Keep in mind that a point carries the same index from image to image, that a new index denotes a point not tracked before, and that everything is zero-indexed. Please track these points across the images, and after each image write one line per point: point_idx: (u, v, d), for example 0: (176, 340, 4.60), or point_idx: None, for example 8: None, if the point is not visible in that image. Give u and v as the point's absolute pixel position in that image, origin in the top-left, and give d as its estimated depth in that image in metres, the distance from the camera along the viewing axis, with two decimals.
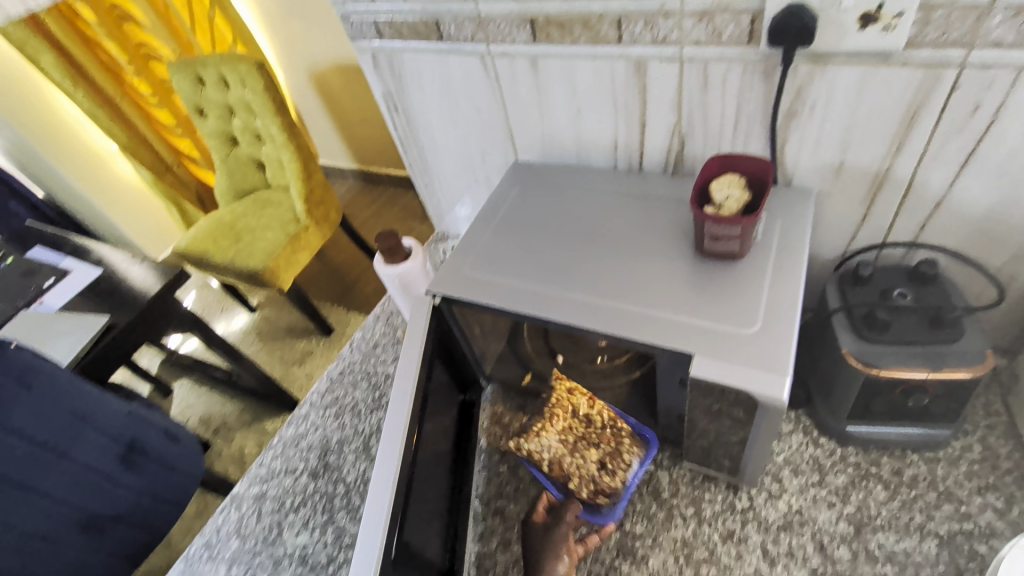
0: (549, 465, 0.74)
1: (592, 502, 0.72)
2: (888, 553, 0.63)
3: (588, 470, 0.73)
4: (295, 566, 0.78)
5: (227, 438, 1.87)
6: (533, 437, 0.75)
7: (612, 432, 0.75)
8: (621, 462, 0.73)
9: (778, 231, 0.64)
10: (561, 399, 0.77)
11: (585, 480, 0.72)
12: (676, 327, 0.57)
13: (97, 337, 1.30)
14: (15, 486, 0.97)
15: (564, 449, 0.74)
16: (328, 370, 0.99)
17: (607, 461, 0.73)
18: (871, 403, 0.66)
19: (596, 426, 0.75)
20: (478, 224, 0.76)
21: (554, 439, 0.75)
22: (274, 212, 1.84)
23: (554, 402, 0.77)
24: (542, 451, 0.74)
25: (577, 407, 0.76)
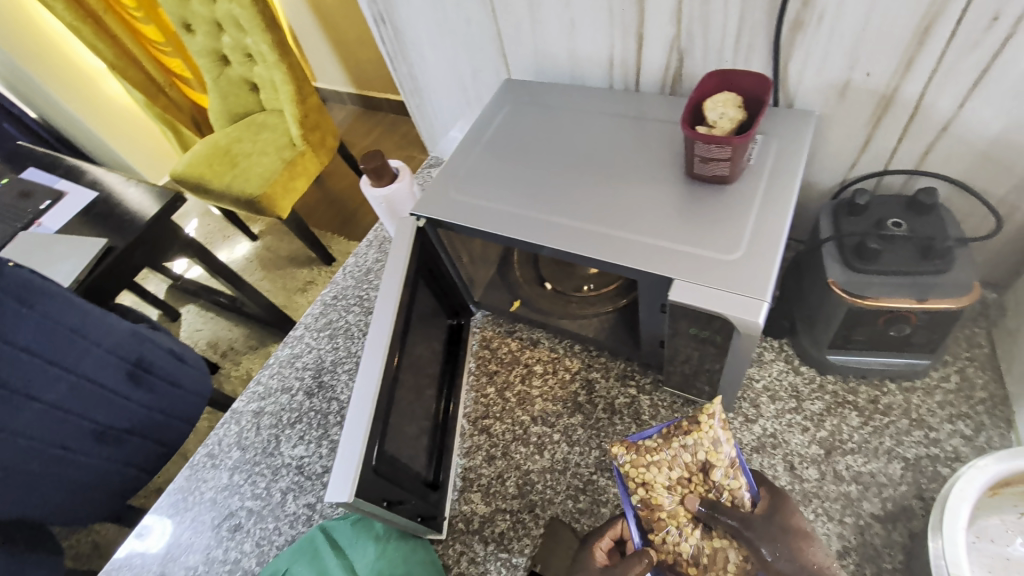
0: (643, 509, 0.57)
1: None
2: (854, 474, 0.66)
3: (681, 546, 0.56)
4: (293, 475, 0.82)
5: (234, 361, 1.93)
6: (648, 470, 0.56)
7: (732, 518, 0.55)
8: (725, 555, 0.55)
9: (773, 155, 0.62)
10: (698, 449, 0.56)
11: (672, 553, 0.56)
12: (658, 252, 0.57)
13: (97, 258, 1.31)
14: (28, 397, 1.02)
15: (673, 505, 0.56)
16: (322, 294, 1.00)
17: (708, 544, 0.55)
18: (853, 333, 0.66)
19: (718, 501, 0.56)
20: (465, 145, 0.74)
21: (668, 488, 0.56)
22: (270, 136, 1.80)
23: (689, 447, 0.56)
24: (648, 492, 0.56)
25: (711, 473, 0.56)
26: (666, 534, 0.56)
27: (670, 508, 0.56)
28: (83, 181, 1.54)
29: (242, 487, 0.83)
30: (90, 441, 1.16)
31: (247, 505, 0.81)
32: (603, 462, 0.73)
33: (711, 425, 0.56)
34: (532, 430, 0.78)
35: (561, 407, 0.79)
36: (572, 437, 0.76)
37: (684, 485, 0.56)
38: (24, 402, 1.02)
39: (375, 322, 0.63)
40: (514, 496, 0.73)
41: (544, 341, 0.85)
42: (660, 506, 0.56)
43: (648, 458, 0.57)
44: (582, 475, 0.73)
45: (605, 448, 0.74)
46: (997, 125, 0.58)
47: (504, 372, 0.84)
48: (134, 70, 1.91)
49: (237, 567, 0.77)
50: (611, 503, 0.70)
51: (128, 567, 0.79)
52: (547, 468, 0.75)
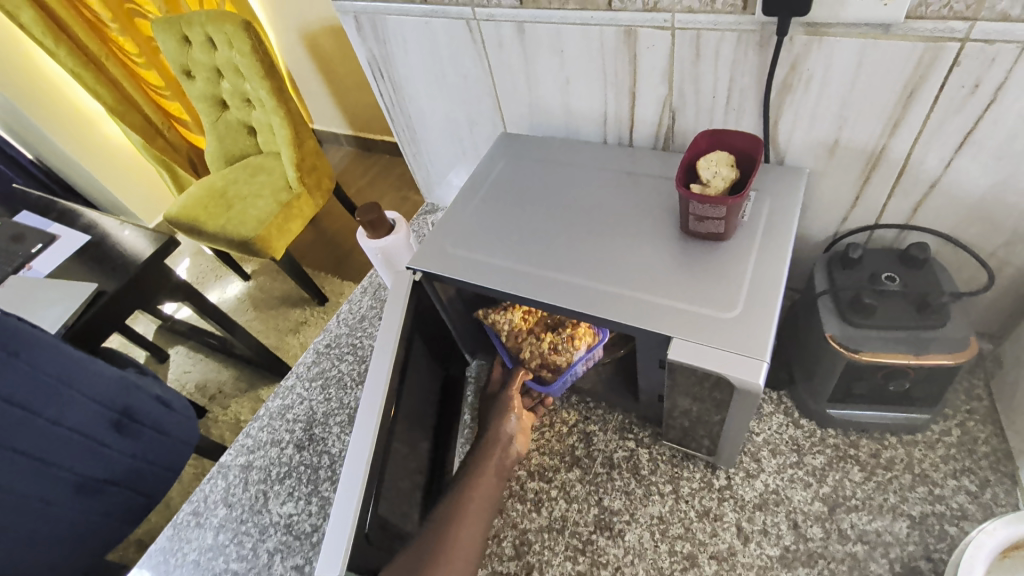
0: (507, 336, 0.76)
1: (539, 374, 0.78)
2: (859, 533, 0.64)
3: (539, 347, 0.75)
4: (281, 534, 0.79)
5: (223, 404, 1.89)
6: (497, 308, 0.75)
7: (570, 321, 0.71)
8: (570, 345, 0.72)
9: (766, 211, 0.62)
10: None
11: (536, 354, 0.75)
12: (657, 310, 0.57)
13: (87, 302, 1.30)
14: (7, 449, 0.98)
15: (524, 324, 0.74)
16: (315, 342, 0.99)
17: (557, 343, 0.73)
18: (852, 387, 0.66)
19: (557, 310, 0.72)
20: (462, 198, 0.75)
21: (515, 313, 0.74)
22: (266, 179, 1.82)
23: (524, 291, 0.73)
24: (503, 321, 0.75)
25: None
26: (525, 347, 0.76)
27: (523, 329, 0.75)
28: (77, 224, 1.53)
29: (228, 547, 0.79)
30: (70, 493, 1.12)
31: (232, 567, 0.78)
32: (602, 520, 0.71)
33: None
34: (528, 486, 0.76)
35: (558, 462, 0.77)
36: (570, 493, 0.74)
37: (530, 315, 0.73)
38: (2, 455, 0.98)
39: (369, 378, 0.62)
40: (511, 557, 0.71)
41: None
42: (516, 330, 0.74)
43: (499, 304, 0.75)
44: (580, 534, 0.71)
45: (603, 505, 0.72)
46: (983, 183, 0.60)
47: None
48: (133, 113, 1.93)
49: None
50: (611, 564, 0.68)
51: None
52: (545, 526, 0.72)
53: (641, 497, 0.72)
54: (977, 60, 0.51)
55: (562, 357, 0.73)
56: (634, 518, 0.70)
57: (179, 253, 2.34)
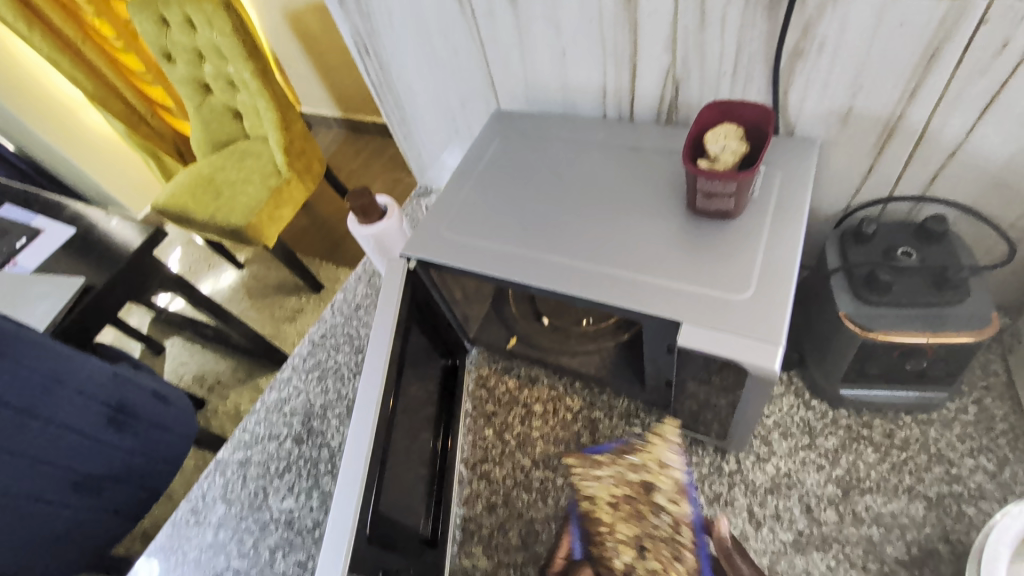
0: (591, 505, 0.62)
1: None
2: (875, 516, 0.63)
3: (622, 553, 0.59)
4: (282, 530, 0.77)
5: (222, 395, 1.87)
6: (589, 476, 0.63)
7: (676, 526, 0.57)
8: None
9: (778, 186, 0.59)
10: (647, 469, 0.61)
11: (613, 562, 0.59)
12: (666, 294, 0.54)
13: (75, 297, 1.26)
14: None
15: (616, 499, 0.61)
16: (310, 333, 0.96)
17: (641, 560, 0.58)
18: (867, 366, 0.63)
19: (664, 517, 0.58)
20: (456, 180, 0.71)
21: (608, 483, 0.62)
22: (254, 165, 1.77)
23: (642, 469, 0.61)
24: (591, 487, 0.62)
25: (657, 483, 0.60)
26: (606, 533, 0.61)
27: (610, 511, 0.61)
28: (62, 216, 1.49)
29: (228, 545, 0.78)
30: (69, 492, 1.09)
31: (233, 565, 0.76)
32: None
33: (661, 445, 0.61)
34: (533, 475, 0.74)
35: (564, 450, 0.75)
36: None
37: (626, 482, 0.60)
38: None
39: (364, 372, 0.59)
40: (517, 548, 0.69)
41: (543, 378, 0.82)
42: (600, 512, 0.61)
43: (592, 467, 0.63)
44: None
45: None
46: (1006, 151, 0.57)
47: (502, 412, 0.80)
48: (114, 100, 1.87)
49: None
50: None
51: None
52: (551, 516, 0.71)
53: None
54: (1004, 19, 0.48)
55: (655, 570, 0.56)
56: None
57: (170, 243, 2.29)
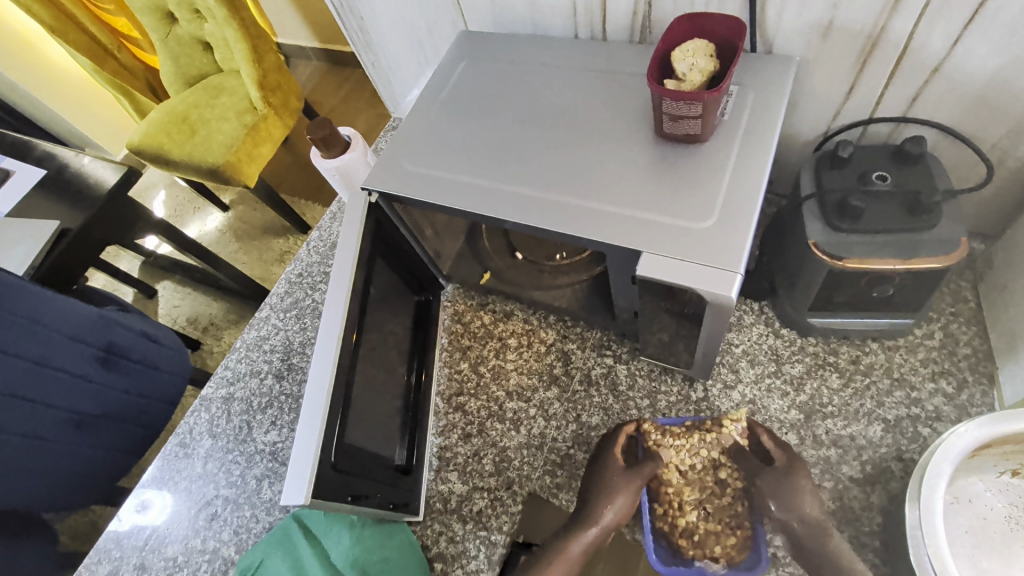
0: (661, 474, 0.62)
1: (672, 546, 0.60)
2: (833, 438, 0.65)
3: (686, 517, 0.61)
4: (267, 461, 0.80)
5: (216, 336, 1.89)
6: (667, 445, 0.63)
7: (729, 499, 0.61)
8: (710, 552, 0.59)
9: (750, 108, 0.56)
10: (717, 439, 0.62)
11: (678, 527, 0.61)
12: (627, 224, 0.53)
13: (52, 242, 1.25)
14: None
15: (689, 472, 0.62)
16: (286, 272, 0.95)
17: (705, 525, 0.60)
18: (834, 294, 0.63)
19: (722, 488, 0.62)
20: (420, 108, 0.68)
21: (685, 457, 0.63)
22: (228, 101, 1.70)
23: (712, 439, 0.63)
24: (670, 460, 0.62)
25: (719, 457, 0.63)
26: (671, 500, 0.61)
27: (678, 484, 0.62)
28: (33, 157, 1.45)
29: (217, 476, 0.81)
30: (68, 430, 1.08)
31: (222, 493, 0.79)
32: (580, 435, 0.72)
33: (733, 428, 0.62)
34: (507, 406, 0.76)
35: (537, 381, 0.76)
36: (549, 411, 0.74)
37: (700, 457, 0.63)
38: None
39: (326, 309, 0.59)
40: (491, 474, 0.72)
41: (518, 313, 0.82)
42: (670, 480, 0.62)
43: (670, 438, 0.63)
44: (559, 448, 0.72)
45: (582, 421, 0.73)
46: (991, 65, 0.54)
47: (477, 346, 0.81)
48: (76, 32, 1.73)
49: (216, 556, 0.76)
50: None
51: (107, 557, 0.78)
52: (524, 444, 0.73)
53: (618, 412, 0.72)
54: None
55: (710, 550, 0.59)
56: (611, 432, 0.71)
57: (153, 185, 2.24)
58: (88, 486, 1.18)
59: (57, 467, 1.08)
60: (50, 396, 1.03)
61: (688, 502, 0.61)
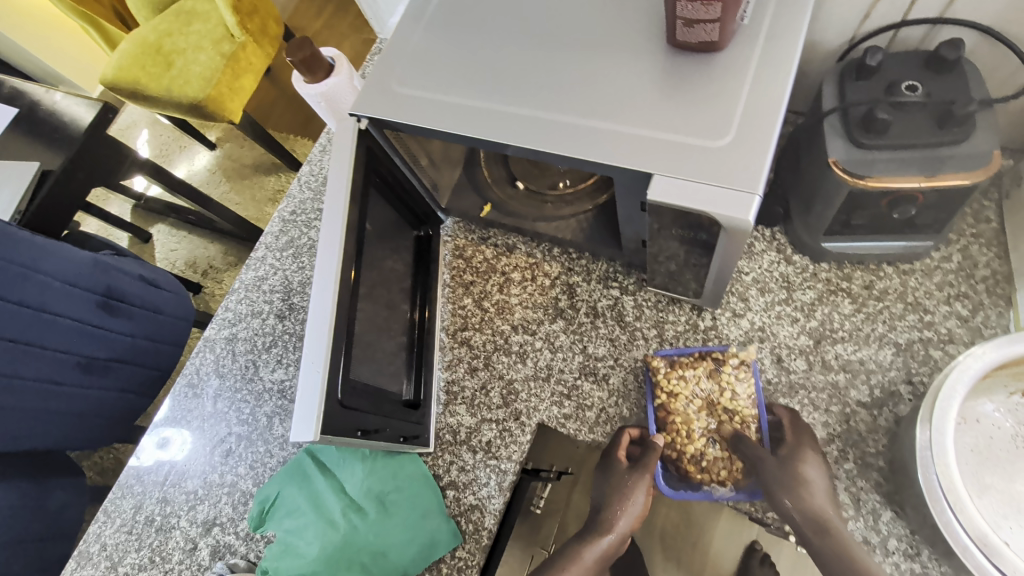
0: (671, 404, 0.63)
1: (676, 472, 0.62)
2: (843, 363, 0.64)
3: (692, 445, 0.62)
4: (277, 399, 0.80)
5: (217, 279, 1.87)
6: (676, 374, 0.64)
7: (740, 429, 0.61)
8: (718, 477, 0.61)
9: (773, 8, 0.51)
10: (724, 376, 0.63)
11: (685, 455, 0.61)
12: (640, 144, 0.49)
13: (35, 184, 1.20)
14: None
15: (699, 404, 0.63)
16: (279, 210, 0.91)
17: (711, 453, 0.61)
18: (852, 217, 0.61)
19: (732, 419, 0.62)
20: (407, 20, 0.62)
21: (697, 390, 0.63)
22: (203, 28, 1.59)
23: (719, 374, 0.63)
24: (681, 391, 0.63)
25: (732, 393, 0.62)
26: (677, 428, 0.62)
27: (686, 413, 0.63)
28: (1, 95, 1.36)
29: (228, 414, 0.81)
30: (76, 373, 1.08)
31: (235, 431, 0.79)
32: (587, 366, 0.72)
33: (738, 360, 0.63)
34: (513, 339, 0.75)
35: (542, 315, 0.75)
36: (555, 343, 0.73)
37: (708, 393, 0.63)
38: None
39: (321, 242, 0.57)
40: (499, 406, 0.72)
41: (521, 246, 0.79)
42: (677, 410, 0.63)
43: (678, 368, 0.64)
44: (566, 379, 0.72)
45: (588, 352, 0.72)
46: None
47: (480, 281, 0.78)
48: None
49: (235, 489, 0.77)
50: (596, 407, 0.70)
51: (130, 493, 0.79)
52: (530, 376, 0.73)
53: (625, 343, 0.71)
54: None
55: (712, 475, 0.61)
56: (618, 362, 0.71)
57: (135, 125, 2.15)
58: (104, 426, 1.21)
59: (71, 409, 1.10)
60: (53, 343, 1.02)
61: (697, 430, 0.62)
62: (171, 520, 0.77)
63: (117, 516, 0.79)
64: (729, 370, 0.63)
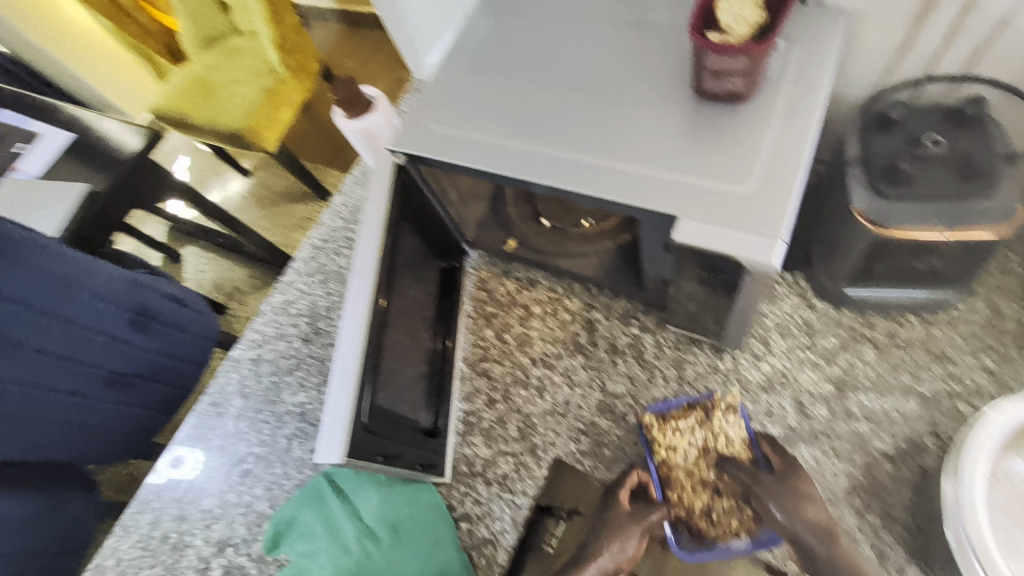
0: (666, 459, 0.63)
1: (683, 528, 0.61)
2: (866, 412, 0.63)
3: (696, 498, 0.61)
4: (297, 421, 0.81)
5: (241, 301, 1.91)
6: (668, 427, 0.63)
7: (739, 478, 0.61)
8: (728, 525, 0.60)
9: (797, 63, 0.53)
10: (715, 424, 0.63)
11: (692, 510, 0.61)
12: (665, 188, 0.50)
13: (82, 206, 1.26)
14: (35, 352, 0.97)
15: (696, 454, 0.62)
16: (310, 237, 0.94)
17: (717, 504, 0.61)
18: (875, 264, 0.61)
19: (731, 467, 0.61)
20: (446, 64, 0.65)
21: (692, 440, 0.63)
22: (247, 64, 1.68)
23: (710, 422, 0.63)
24: (676, 445, 0.63)
25: (726, 438, 0.62)
26: (674, 481, 0.62)
27: (685, 465, 0.62)
28: (57, 120, 1.45)
29: (248, 434, 0.82)
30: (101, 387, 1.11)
31: (254, 451, 0.81)
32: (605, 403, 0.72)
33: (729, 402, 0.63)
34: (532, 372, 0.76)
35: (561, 350, 0.76)
36: (575, 377, 0.74)
37: (703, 442, 0.62)
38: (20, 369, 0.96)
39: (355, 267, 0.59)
40: (516, 439, 0.72)
41: (542, 281, 0.80)
42: (675, 464, 0.62)
43: (670, 422, 0.63)
44: (584, 416, 0.72)
45: (607, 389, 0.72)
46: None
47: (501, 313, 0.80)
48: None
49: (251, 510, 0.77)
50: (613, 445, 0.70)
51: (148, 508, 0.80)
52: (548, 410, 0.73)
53: (643, 382, 0.71)
54: None
55: (714, 530, 0.60)
56: (636, 401, 0.71)
57: (175, 151, 2.25)
58: (124, 442, 1.22)
59: (95, 423, 1.12)
60: (83, 356, 1.05)
61: (698, 480, 0.62)
62: (186, 538, 0.78)
63: (133, 532, 0.79)
64: (720, 415, 0.63)
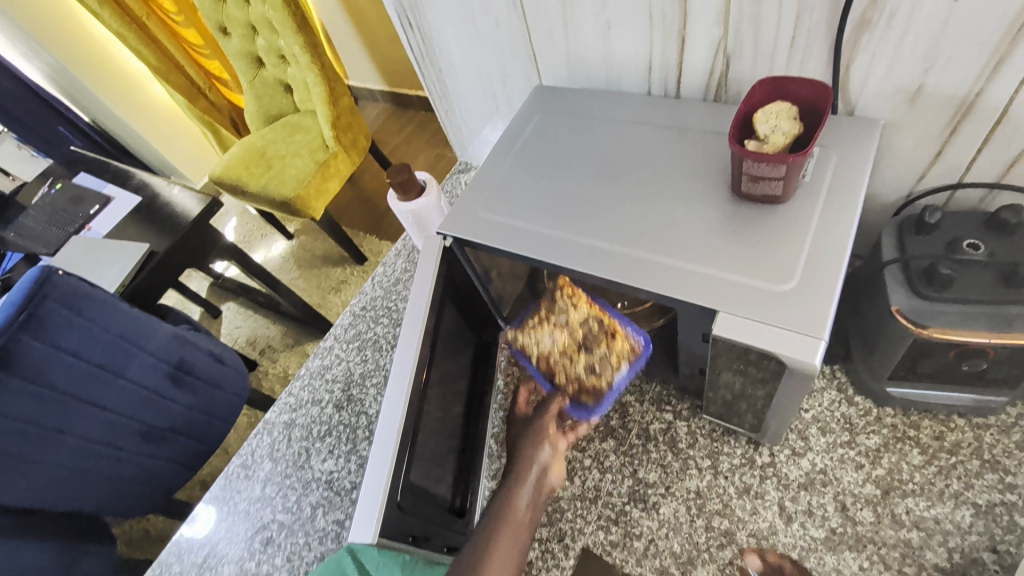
0: (539, 360, 0.73)
1: (578, 399, 0.70)
2: (915, 520, 0.60)
3: (575, 371, 0.70)
4: (322, 490, 0.80)
5: (271, 359, 1.95)
6: (528, 332, 0.74)
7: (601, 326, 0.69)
8: (610, 365, 0.69)
9: (833, 170, 0.56)
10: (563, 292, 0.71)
11: (573, 380, 0.70)
12: (704, 282, 0.52)
13: (141, 263, 1.35)
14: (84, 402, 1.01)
15: (562, 349, 0.71)
16: (351, 305, 0.98)
17: (595, 365, 0.69)
18: (918, 364, 0.60)
19: (590, 329, 0.69)
20: (495, 156, 0.71)
21: (550, 337, 0.72)
22: (303, 138, 1.82)
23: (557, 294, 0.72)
24: (536, 344, 0.73)
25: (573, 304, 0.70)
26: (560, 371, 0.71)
27: (551, 343, 0.72)
28: (129, 184, 1.58)
29: (274, 500, 0.81)
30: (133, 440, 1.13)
31: (278, 518, 0.80)
32: (636, 492, 0.69)
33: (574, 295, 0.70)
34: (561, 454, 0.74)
35: (592, 432, 0.74)
36: (606, 461, 0.72)
37: (563, 330, 0.72)
38: (65, 420, 0.99)
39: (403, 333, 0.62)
40: (542, 524, 0.70)
41: None
42: (547, 350, 0.72)
43: (529, 327, 0.75)
44: (614, 504, 0.68)
45: (638, 476, 0.69)
46: None
47: None
48: (176, 74, 2.00)
49: None
50: (644, 537, 0.65)
51: (168, 571, 0.80)
52: (577, 496, 0.70)
53: (677, 471, 0.69)
54: None
55: (603, 380, 0.69)
56: (670, 492, 0.67)
57: (226, 213, 2.40)
58: (145, 497, 1.22)
59: (122, 476, 1.13)
60: (123, 409, 1.07)
61: (568, 352, 0.71)
62: None
63: None
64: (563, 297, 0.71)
